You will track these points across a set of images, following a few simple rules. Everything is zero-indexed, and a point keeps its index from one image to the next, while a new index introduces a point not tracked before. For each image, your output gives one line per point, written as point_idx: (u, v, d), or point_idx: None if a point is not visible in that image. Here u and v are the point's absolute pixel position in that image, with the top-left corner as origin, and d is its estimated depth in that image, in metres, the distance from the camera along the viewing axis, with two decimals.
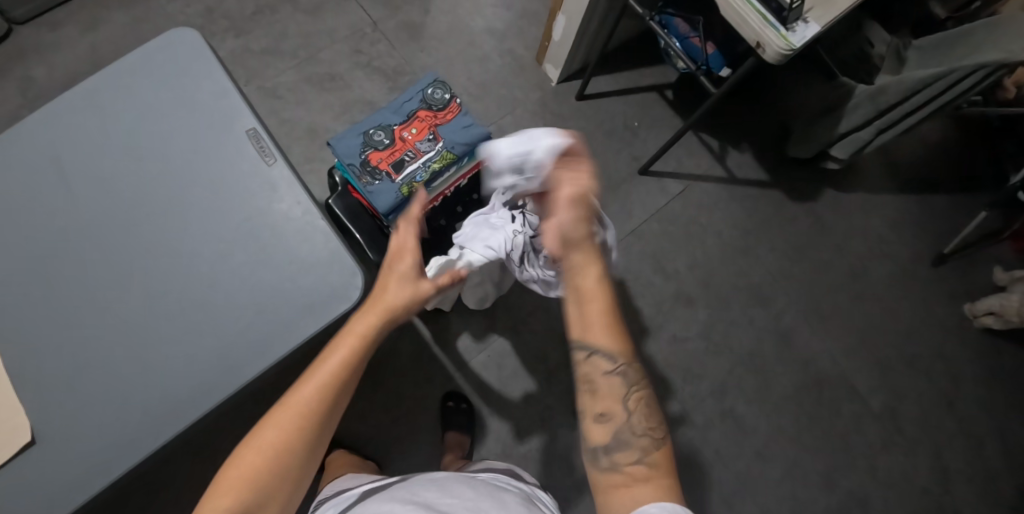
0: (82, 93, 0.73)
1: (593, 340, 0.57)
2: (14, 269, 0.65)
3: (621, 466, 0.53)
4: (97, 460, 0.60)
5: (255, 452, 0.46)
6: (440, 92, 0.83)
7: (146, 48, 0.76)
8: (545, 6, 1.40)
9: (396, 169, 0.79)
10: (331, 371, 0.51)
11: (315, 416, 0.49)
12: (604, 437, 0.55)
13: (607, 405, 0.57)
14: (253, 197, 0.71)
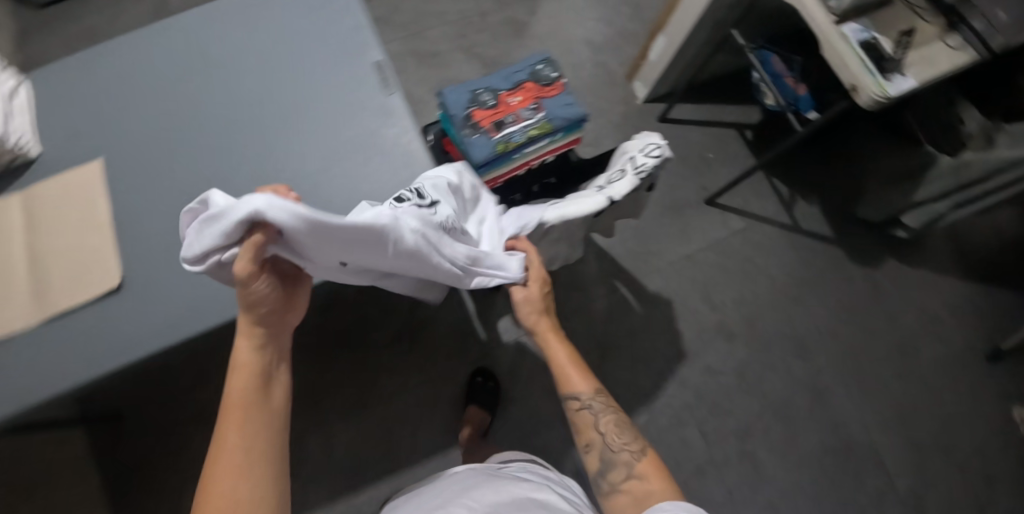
0: (240, 4, 0.82)
1: (571, 390, 0.72)
2: (144, 145, 0.76)
3: (617, 484, 0.66)
4: (166, 319, 0.69)
5: (228, 456, 0.51)
6: (549, 70, 0.88)
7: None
8: (645, 29, 1.46)
9: (496, 128, 0.83)
10: (240, 406, 0.54)
11: (246, 432, 0.52)
12: (596, 466, 0.69)
13: (587, 437, 0.71)
14: (362, 120, 0.75)
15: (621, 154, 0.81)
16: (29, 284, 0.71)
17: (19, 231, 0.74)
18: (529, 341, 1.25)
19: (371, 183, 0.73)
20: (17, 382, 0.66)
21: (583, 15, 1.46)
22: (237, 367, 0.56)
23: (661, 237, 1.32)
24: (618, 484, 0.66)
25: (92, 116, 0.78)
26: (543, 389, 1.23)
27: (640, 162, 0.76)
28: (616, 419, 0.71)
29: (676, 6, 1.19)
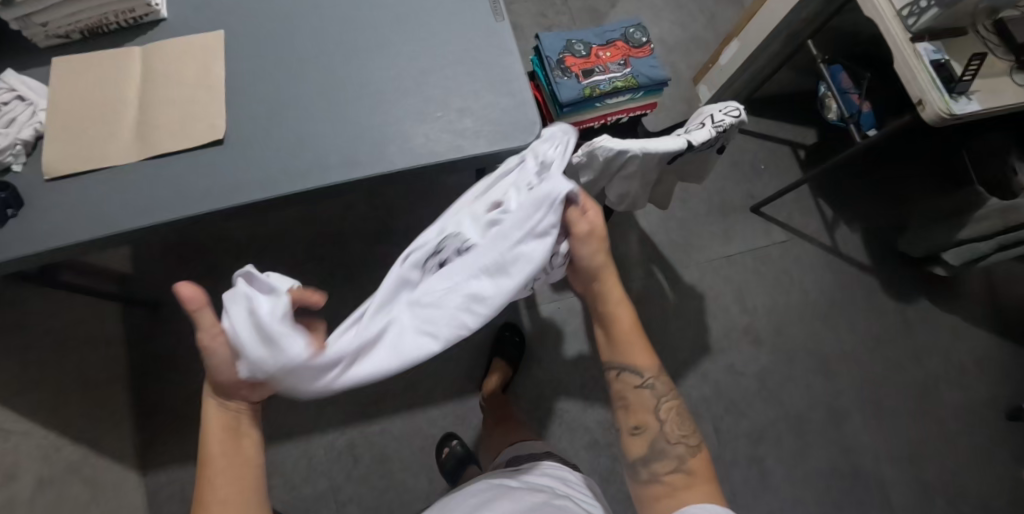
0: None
1: (632, 364, 0.65)
2: (262, 26, 0.81)
3: (661, 474, 0.63)
4: (254, 179, 0.72)
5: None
6: (640, 34, 0.91)
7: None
8: (716, 39, 1.52)
9: (584, 75, 0.87)
10: (218, 465, 0.50)
11: (234, 482, 0.50)
12: (642, 451, 0.64)
13: (639, 419, 0.66)
14: (470, 37, 0.80)
15: (699, 114, 0.83)
16: (136, 126, 0.76)
17: (135, 80, 0.79)
18: (561, 307, 1.28)
19: (469, 94, 0.77)
20: (115, 210, 0.72)
21: (660, 16, 1.52)
22: (207, 431, 0.51)
23: (703, 234, 1.35)
24: (660, 475, 0.63)
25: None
26: (568, 356, 1.24)
27: (719, 118, 0.78)
28: (675, 407, 0.67)
29: (755, 14, 1.24)
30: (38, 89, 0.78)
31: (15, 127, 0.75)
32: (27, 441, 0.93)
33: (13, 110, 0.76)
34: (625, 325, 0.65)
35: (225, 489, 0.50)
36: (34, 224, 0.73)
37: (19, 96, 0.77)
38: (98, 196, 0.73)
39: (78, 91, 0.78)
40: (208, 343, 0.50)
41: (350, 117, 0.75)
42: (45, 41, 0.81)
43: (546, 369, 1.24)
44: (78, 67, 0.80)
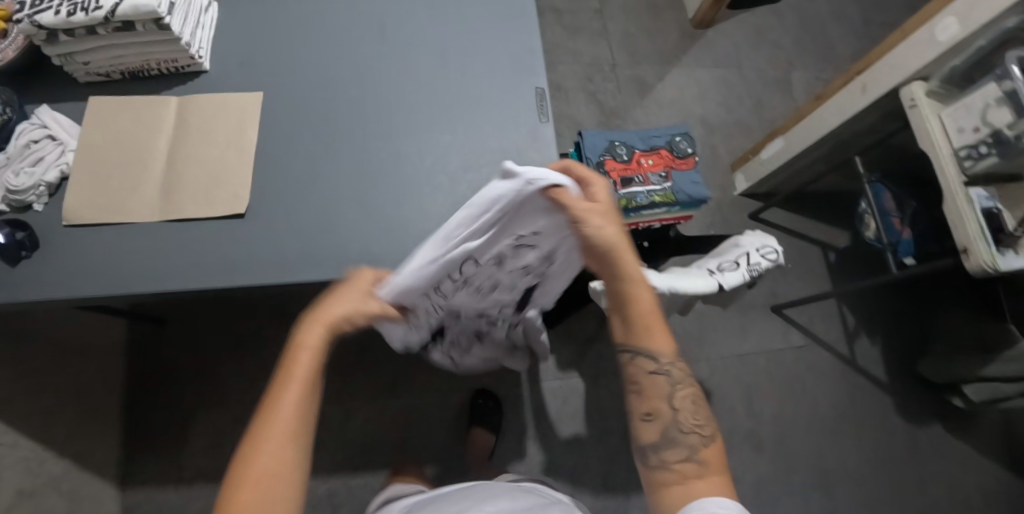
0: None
1: (652, 347, 0.63)
2: (303, 95, 0.80)
3: (670, 464, 0.61)
4: (267, 260, 0.71)
5: (262, 461, 0.49)
6: (686, 144, 0.89)
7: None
8: (762, 125, 1.49)
9: (622, 183, 0.86)
10: (291, 412, 0.52)
11: (283, 444, 0.50)
12: (655, 437, 0.62)
13: (653, 406, 0.64)
14: (509, 136, 0.78)
15: (733, 249, 0.81)
16: (162, 182, 0.74)
17: (167, 131, 0.78)
18: (565, 386, 1.25)
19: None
20: (130, 269, 0.71)
21: (706, 96, 1.50)
22: (293, 373, 0.53)
23: (718, 328, 1.32)
24: (670, 463, 0.61)
25: (266, 52, 0.83)
26: (563, 437, 1.22)
27: (753, 260, 0.77)
28: (691, 395, 0.64)
29: (804, 117, 1.22)
30: (69, 127, 0.77)
31: (42, 167, 0.74)
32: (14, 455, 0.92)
33: (41, 149, 0.75)
34: (644, 304, 0.63)
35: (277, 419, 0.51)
36: (48, 270, 0.72)
37: (50, 133, 0.76)
38: (115, 250, 0.72)
39: (109, 134, 0.77)
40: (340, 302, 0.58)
41: (377, 212, 0.73)
42: (85, 77, 0.80)
43: (539, 446, 1.21)
44: (113, 109, 0.79)
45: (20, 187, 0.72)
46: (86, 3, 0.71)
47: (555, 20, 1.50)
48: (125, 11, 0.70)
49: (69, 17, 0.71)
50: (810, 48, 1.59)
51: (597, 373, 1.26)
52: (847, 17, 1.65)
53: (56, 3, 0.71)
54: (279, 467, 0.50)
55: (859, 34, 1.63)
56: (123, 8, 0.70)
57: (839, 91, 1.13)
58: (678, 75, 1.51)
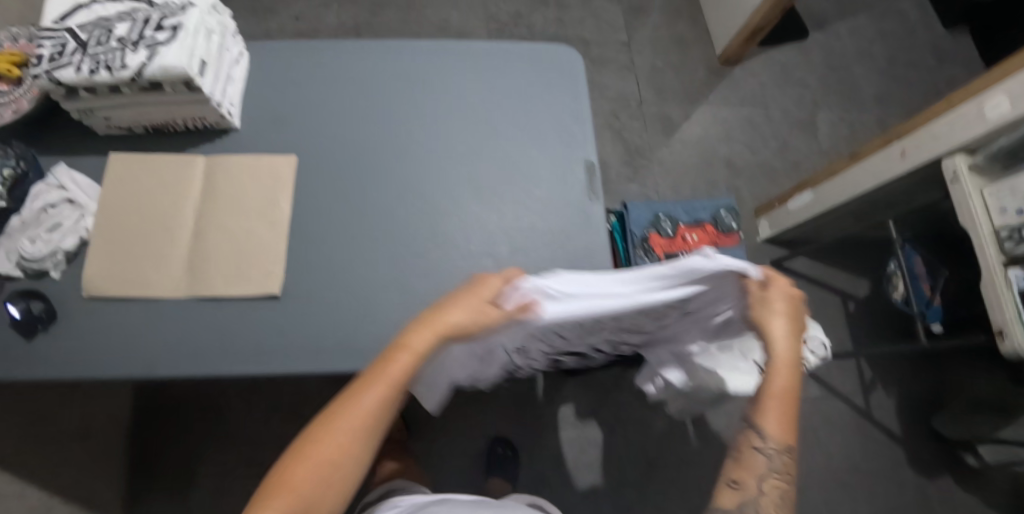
0: (475, 58, 0.83)
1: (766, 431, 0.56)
2: (341, 160, 0.76)
3: None
4: (301, 346, 0.67)
5: (332, 450, 0.49)
6: (731, 219, 0.88)
7: (538, 50, 0.84)
8: (787, 168, 1.47)
9: (667, 260, 0.85)
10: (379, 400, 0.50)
11: (360, 436, 0.50)
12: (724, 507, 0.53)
13: (741, 476, 0.55)
14: (557, 216, 0.75)
15: None
16: (190, 255, 0.70)
17: (193, 196, 0.73)
18: (584, 435, 1.23)
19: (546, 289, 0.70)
20: (154, 350, 0.67)
21: (731, 136, 1.48)
22: (405, 350, 0.50)
23: None
24: None
25: (301, 110, 0.78)
26: (580, 488, 1.21)
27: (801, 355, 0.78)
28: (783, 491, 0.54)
29: (837, 174, 1.21)
30: (88, 188, 0.73)
31: (59, 233, 0.69)
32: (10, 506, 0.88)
33: (58, 214, 0.70)
34: (781, 385, 0.55)
35: (359, 399, 0.50)
36: (66, 345, 0.68)
37: (67, 195, 0.71)
38: (138, 328, 0.68)
39: (130, 198, 0.72)
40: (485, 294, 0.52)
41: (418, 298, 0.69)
42: (104, 130, 0.75)
43: (556, 496, 1.19)
44: (135, 169, 0.74)
45: (35, 256, 0.68)
46: (111, 62, 0.66)
47: (582, 52, 1.48)
48: (152, 72, 0.65)
49: (91, 75, 0.65)
50: (835, 87, 1.56)
51: (616, 422, 1.25)
52: (872, 55, 1.61)
53: (78, 59, 0.66)
54: (337, 456, 0.49)
55: (883, 74, 1.59)
56: (150, 69, 0.65)
57: (877, 151, 1.12)
58: (703, 113, 1.49)
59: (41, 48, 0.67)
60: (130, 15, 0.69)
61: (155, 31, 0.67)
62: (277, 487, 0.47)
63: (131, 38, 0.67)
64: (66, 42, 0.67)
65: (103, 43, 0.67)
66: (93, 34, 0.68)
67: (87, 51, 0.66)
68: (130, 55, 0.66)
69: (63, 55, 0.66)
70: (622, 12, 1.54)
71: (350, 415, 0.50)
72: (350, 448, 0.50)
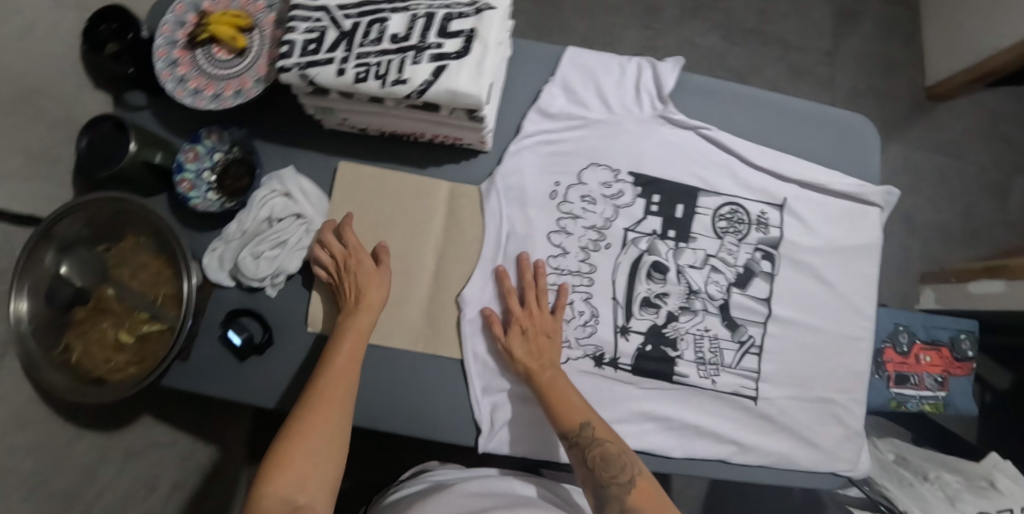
0: (780, 114, 0.70)
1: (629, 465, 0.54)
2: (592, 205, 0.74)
3: None
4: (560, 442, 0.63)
5: (315, 431, 0.52)
6: (968, 345, 0.79)
7: (849, 118, 0.71)
8: (972, 235, 1.27)
9: (897, 380, 0.77)
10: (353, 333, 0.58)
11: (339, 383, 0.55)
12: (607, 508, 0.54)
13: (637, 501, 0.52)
14: (845, 344, 0.67)
15: (990, 491, 0.74)
16: (460, 315, 0.63)
17: (437, 232, 0.64)
18: None
19: (821, 405, 0.66)
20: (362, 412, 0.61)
21: (917, 187, 1.28)
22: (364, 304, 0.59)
23: None
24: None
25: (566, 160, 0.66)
26: None
27: None
28: None
29: None
30: (314, 199, 0.64)
31: (284, 253, 0.63)
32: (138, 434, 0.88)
33: (284, 229, 0.62)
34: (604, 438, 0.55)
35: (343, 387, 0.55)
36: (279, 373, 0.65)
37: (292, 206, 0.63)
38: None
39: (369, 221, 0.64)
40: (373, 285, 0.59)
41: (707, 391, 0.64)
42: (335, 125, 0.64)
43: None
44: (367, 188, 0.64)
45: (258, 275, 0.62)
46: (383, 69, 0.53)
47: (780, 56, 1.29)
48: (436, 94, 0.53)
49: (356, 82, 0.53)
50: None
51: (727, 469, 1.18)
52: None
53: (342, 57, 0.54)
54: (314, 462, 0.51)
55: None
56: (433, 90, 0.52)
57: None
58: (895, 153, 1.29)
59: (294, 31, 0.55)
60: (405, 3, 0.55)
61: (442, 36, 0.54)
62: (263, 495, 0.48)
63: (411, 41, 0.54)
64: (326, 26, 0.55)
65: (373, 41, 0.54)
66: (358, 23, 0.55)
67: (352, 47, 0.54)
68: (411, 66, 0.53)
69: (323, 48, 0.54)
70: (834, 14, 1.31)
71: (337, 394, 0.54)
72: (327, 441, 0.52)
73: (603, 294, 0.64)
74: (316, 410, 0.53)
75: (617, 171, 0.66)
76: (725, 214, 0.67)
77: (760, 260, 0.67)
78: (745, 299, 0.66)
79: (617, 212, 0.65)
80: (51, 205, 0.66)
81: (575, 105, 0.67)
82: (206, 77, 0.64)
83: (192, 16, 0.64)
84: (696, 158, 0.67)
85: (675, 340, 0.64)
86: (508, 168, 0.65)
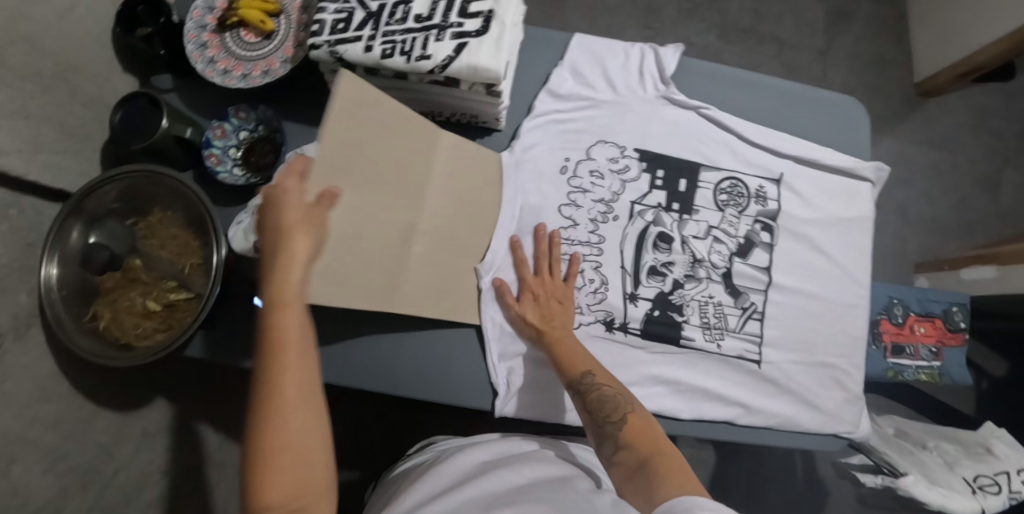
0: (777, 96, 0.74)
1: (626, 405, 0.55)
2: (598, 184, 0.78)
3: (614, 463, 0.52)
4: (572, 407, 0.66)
5: (281, 437, 0.41)
6: (961, 317, 0.82)
7: (840, 100, 0.76)
8: (964, 226, 1.31)
9: (893, 350, 0.80)
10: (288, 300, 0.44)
11: (290, 364, 0.43)
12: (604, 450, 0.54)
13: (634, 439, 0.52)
14: (842, 312, 0.71)
15: (987, 456, 0.78)
16: (476, 283, 0.66)
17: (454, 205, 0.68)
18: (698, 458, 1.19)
19: (822, 370, 0.70)
20: (383, 376, 0.64)
21: (909, 180, 1.32)
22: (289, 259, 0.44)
23: None
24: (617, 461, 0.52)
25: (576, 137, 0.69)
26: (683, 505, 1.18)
27: (1015, 484, 0.73)
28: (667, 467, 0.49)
29: None
30: None
31: None
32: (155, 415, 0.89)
33: None
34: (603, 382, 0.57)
35: (296, 374, 0.43)
36: None
37: None
38: None
39: None
40: (298, 232, 0.45)
41: (713, 354, 0.67)
42: None
43: None
44: None
45: None
46: (408, 46, 0.57)
47: (774, 54, 1.34)
48: (458, 69, 0.56)
49: (383, 58, 0.57)
50: None
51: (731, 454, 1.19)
52: None
53: (370, 35, 0.57)
54: (302, 451, 0.41)
55: None
56: (455, 65, 0.56)
57: None
58: (888, 147, 1.33)
59: (324, 12, 0.58)
60: None
61: (463, 17, 0.57)
62: None
63: (433, 20, 0.57)
64: (353, 7, 0.59)
65: (398, 20, 0.58)
66: (384, 5, 0.59)
67: (379, 26, 0.58)
68: (434, 43, 0.56)
69: (351, 27, 0.58)
70: (825, 14, 1.36)
71: (287, 384, 0.42)
72: (302, 444, 0.42)
73: (612, 263, 0.67)
74: (269, 413, 0.41)
75: (623, 147, 0.69)
76: (726, 189, 0.71)
77: (759, 231, 0.70)
78: (747, 268, 0.69)
79: (624, 186, 0.69)
80: (81, 181, 0.69)
81: (583, 86, 0.70)
82: (234, 58, 0.67)
83: (222, 3, 0.68)
84: (698, 135, 0.71)
85: (681, 306, 0.67)
86: (520, 144, 0.68)
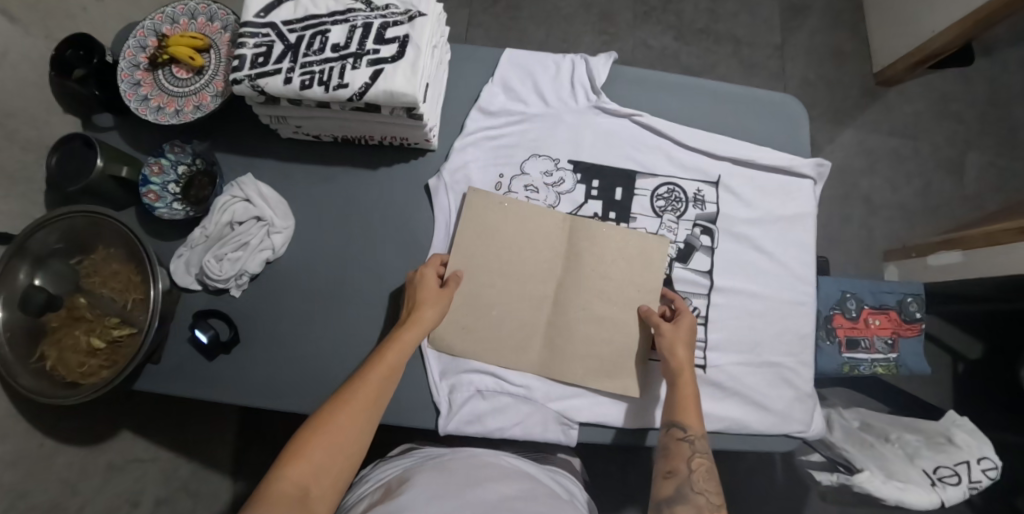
0: (711, 99, 0.74)
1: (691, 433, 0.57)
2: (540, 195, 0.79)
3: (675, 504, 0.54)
4: (518, 422, 0.65)
5: (334, 433, 0.49)
6: (916, 307, 0.82)
7: (777, 98, 0.76)
8: (932, 212, 1.31)
9: (848, 344, 0.80)
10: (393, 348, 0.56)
11: (375, 389, 0.53)
12: (665, 493, 0.55)
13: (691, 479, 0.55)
14: (788, 310, 0.71)
15: (947, 446, 0.77)
16: None
17: None
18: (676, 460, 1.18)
19: (770, 369, 0.70)
20: None
21: (874, 169, 1.32)
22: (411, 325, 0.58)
23: None
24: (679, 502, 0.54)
25: (509, 153, 0.70)
26: None
27: (974, 474, 0.73)
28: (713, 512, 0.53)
29: (997, 243, 1.01)
30: (274, 203, 0.68)
31: (245, 254, 0.66)
32: (120, 449, 0.89)
33: (245, 231, 0.66)
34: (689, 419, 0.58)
35: (371, 393, 0.53)
36: (247, 370, 0.67)
37: (253, 210, 0.67)
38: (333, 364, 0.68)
39: None
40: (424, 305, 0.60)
41: (655, 360, 0.67)
42: (290, 133, 0.69)
43: None
44: None
45: (222, 276, 0.65)
46: (326, 76, 0.57)
47: (731, 53, 1.34)
48: (375, 95, 0.57)
49: (302, 89, 0.58)
50: (990, 126, 1.33)
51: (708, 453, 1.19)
52: None
53: (288, 67, 0.58)
54: (343, 453, 0.49)
55: None
56: (372, 92, 0.57)
57: None
58: (851, 137, 1.33)
59: (243, 46, 0.59)
60: (345, 15, 0.60)
61: (379, 43, 0.58)
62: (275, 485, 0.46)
63: (350, 49, 0.58)
64: (272, 40, 0.59)
65: (316, 51, 0.58)
66: (302, 36, 0.59)
67: (297, 58, 0.58)
68: (351, 71, 0.57)
69: (270, 61, 0.58)
70: (781, 10, 1.37)
71: (362, 397, 0.52)
72: (344, 446, 0.50)
73: (550, 275, 0.67)
74: (338, 407, 0.51)
75: (557, 159, 0.70)
76: (663, 194, 0.71)
77: (699, 235, 0.71)
78: (687, 273, 0.70)
79: (559, 199, 0.69)
80: (21, 223, 0.70)
81: (515, 101, 0.71)
82: (166, 95, 0.68)
83: (153, 41, 0.69)
84: (633, 143, 0.71)
85: (622, 314, 0.67)
86: (453, 163, 0.69)
